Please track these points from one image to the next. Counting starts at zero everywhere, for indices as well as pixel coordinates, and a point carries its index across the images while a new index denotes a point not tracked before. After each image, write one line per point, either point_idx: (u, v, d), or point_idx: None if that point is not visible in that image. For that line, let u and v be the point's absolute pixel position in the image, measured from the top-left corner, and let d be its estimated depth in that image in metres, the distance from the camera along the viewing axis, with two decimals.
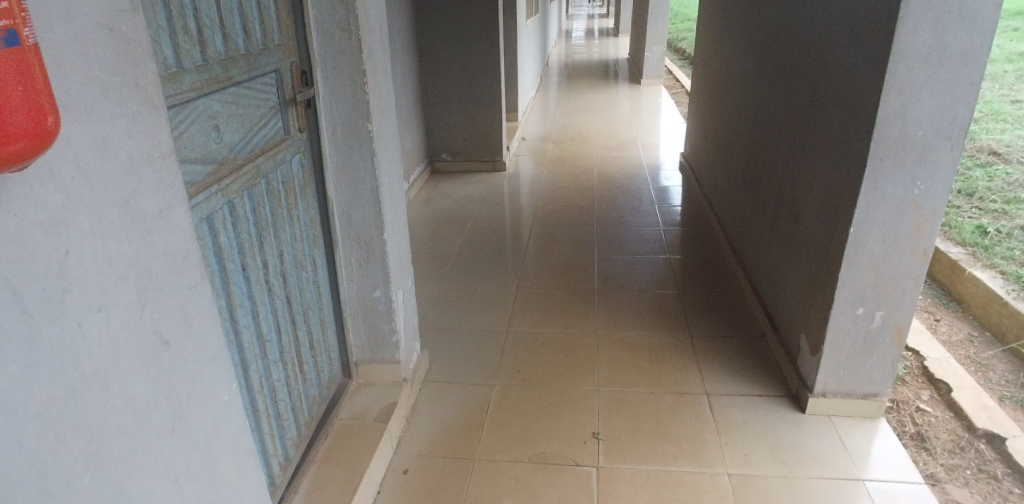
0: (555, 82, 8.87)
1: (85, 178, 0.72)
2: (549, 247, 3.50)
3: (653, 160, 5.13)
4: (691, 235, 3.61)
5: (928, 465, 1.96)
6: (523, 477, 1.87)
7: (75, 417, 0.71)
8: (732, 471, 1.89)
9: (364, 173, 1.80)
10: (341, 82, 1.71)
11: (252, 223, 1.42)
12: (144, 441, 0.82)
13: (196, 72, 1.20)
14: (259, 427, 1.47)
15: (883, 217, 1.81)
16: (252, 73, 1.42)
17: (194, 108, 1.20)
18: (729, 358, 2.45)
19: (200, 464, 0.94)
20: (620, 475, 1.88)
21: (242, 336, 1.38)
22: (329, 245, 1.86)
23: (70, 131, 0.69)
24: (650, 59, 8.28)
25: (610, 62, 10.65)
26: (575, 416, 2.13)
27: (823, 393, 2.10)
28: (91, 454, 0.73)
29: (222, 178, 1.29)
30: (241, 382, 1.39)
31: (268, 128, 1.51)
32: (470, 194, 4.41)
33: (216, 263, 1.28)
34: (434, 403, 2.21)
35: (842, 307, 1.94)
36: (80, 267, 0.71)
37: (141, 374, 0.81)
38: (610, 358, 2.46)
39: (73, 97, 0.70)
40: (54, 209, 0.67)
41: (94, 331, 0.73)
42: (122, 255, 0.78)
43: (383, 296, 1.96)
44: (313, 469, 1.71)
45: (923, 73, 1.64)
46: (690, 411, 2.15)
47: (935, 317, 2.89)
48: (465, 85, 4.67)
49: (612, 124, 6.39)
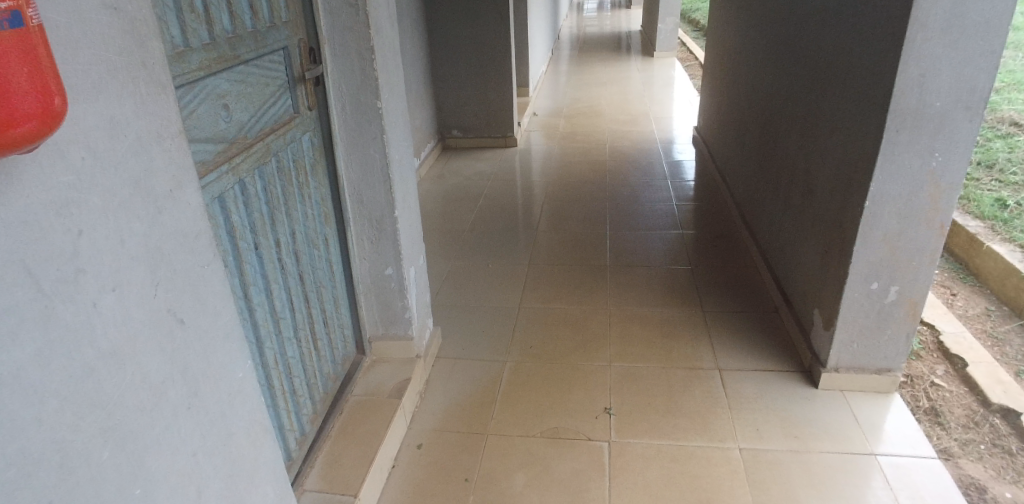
0: (566, 56, 8.74)
1: (94, 158, 0.72)
2: (561, 222, 3.49)
3: (666, 135, 5.06)
4: (704, 210, 3.57)
5: (941, 439, 1.96)
6: (534, 452, 1.89)
7: (93, 394, 0.72)
8: (743, 445, 1.90)
9: (374, 149, 1.79)
10: (349, 59, 1.70)
11: (263, 202, 1.42)
12: (161, 416, 0.84)
13: (203, 50, 1.19)
14: (275, 402, 1.49)
15: (900, 191, 1.78)
16: (260, 51, 1.41)
17: (203, 87, 1.20)
18: (741, 332, 2.44)
19: (215, 439, 0.96)
20: (630, 449, 1.89)
21: (256, 314, 1.39)
22: (340, 223, 1.87)
23: (78, 112, 0.69)
24: (663, 31, 8.13)
25: (622, 35, 10.45)
26: (585, 392, 2.14)
27: (836, 368, 2.09)
28: (109, 429, 0.75)
29: (233, 156, 1.29)
30: (257, 359, 1.41)
31: (277, 106, 1.50)
32: (480, 171, 4.38)
33: (229, 242, 1.29)
34: (447, 379, 2.23)
35: (855, 282, 1.93)
36: (92, 246, 0.72)
37: (157, 352, 0.83)
38: (621, 334, 2.46)
39: (79, 79, 0.69)
40: (64, 188, 0.68)
41: (109, 308, 0.74)
42: (134, 234, 0.78)
43: (396, 273, 1.97)
44: (328, 444, 1.74)
45: (942, 42, 1.59)
46: (701, 386, 2.15)
47: (951, 291, 2.85)
48: (475, 61, 4.62)
49: (624, 98, 6.30)
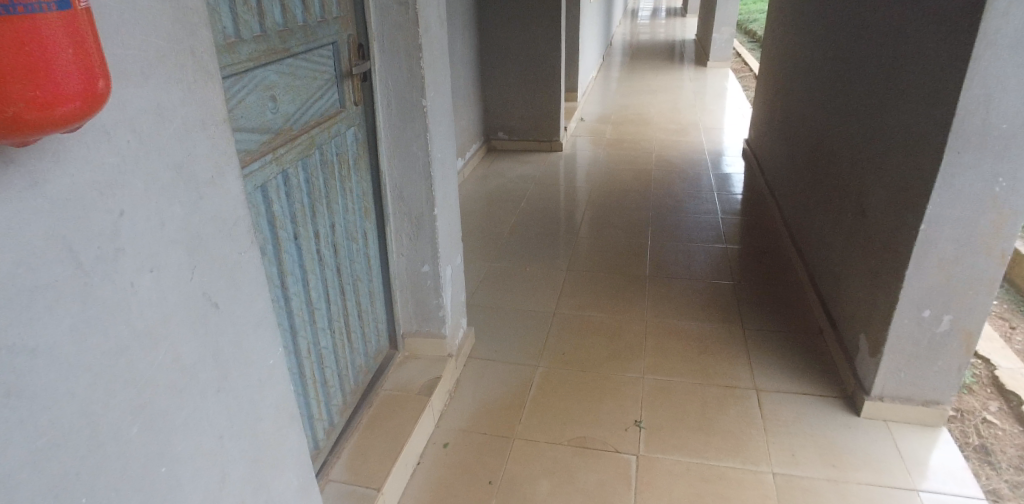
0: (619, 62, 8.66)
1: (139, 142, 0.74)
2: (602, 230, 3.45)
3: (714, 146, 4.94)
4: (750, 224, 3.48)
5: (990, 480, 1.84)
6: (560, 460, 1.87)
7: (125, 372, 0.74)
8: (777, 470, 1.83)
9: (417, 146, 1.81)
10: (397, 57, 1.72)
11: (305, 193, 1.45)
12: (190, 398, 0.86)
13: (254, 42, 1.22)
14: (305, 392, 1.51)
15: (959, 215, 1.68)
16: (309, 44, 1.44)
17: (252, 78, 1.23)
18: (782, 352, 2.36)
19: (242, 424, 0.98)
20: (659, 465, 1.85)
21: (292, 303, 1.42)
22: (380, 218, 1.89)
23: (125, 96, 0.71)
24: (718, 40, 7.97)
25: (677, 43, 10.28)
26: (617, 403, 2.11)
27: (880, 397, 2.00)
28: (139, 407, 0.77)
29: (277, 147, 1.32)
30: (290, 347, 1.43)
31: (324, 100, 1.53)
32: (524, 174, 4.38)
33: (270, 231, 1.31)
34: (477, 379, 2.23)
35: (906, 307, 1.83)
36: (132, 228, 0.74)
37: (190, 334, 0.85)
38: (656, 346, 2.41)
39: (129, 64, 0.72)
40: (109, 170, 0.70)
41: (146, 289, 0.76)
42: (173, 218, 0.80)
43: (431, 271, 1.98)
44: (355, 436, 1.76)
45: (1012, 60, 1.50)
46: (736, 405, 2.09)
47: (1010, 323, 2.69)
48: (524, 64, 4.62)
49: (674, 107, 6.21)
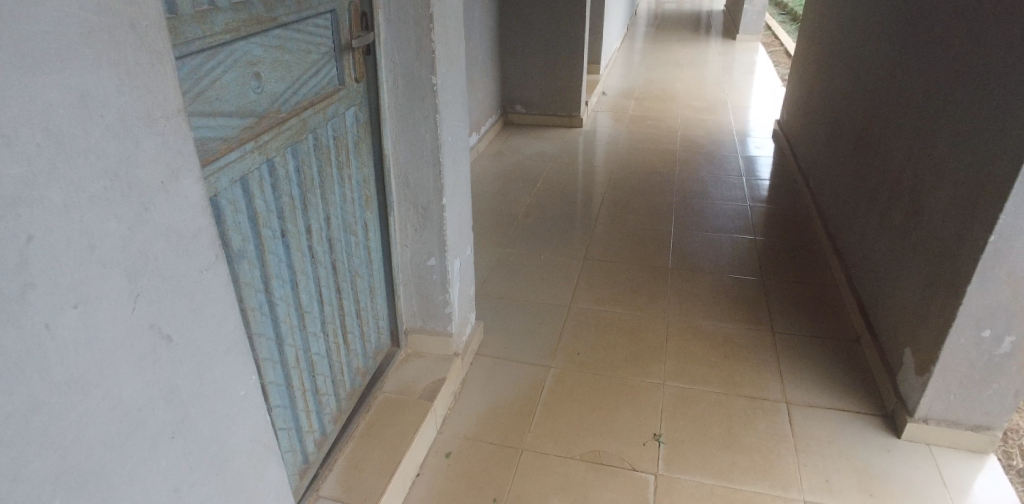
0: (643, 33, 8.30)
1: (57, 144, 0.57)
2: (623, 216, 3.26)
3: (743, 127, 4.69)
4: (782, 214, 3.27)
5: None
6: (572, 476, 1.72)
7: (41, 435, 0.59)
8: (808, 497, 1.67)
9: (426, 129, 1.63)
10: (405, 28, 1.53)
11: (295, 184, 1.27)
12: (134, 451, 0.71)
13: (233, 10, 1.04)
14: (293, 403, 1.36)
15: None
16: (302, 13, 1.25)
17: (230, 54, 1.05)
18: (815, 361, 2.19)
19: (206, 469, 0.83)
20: (680, 486, 1.70)
21: (278, 309, 1.26)
22: (383, 207, 1.72)
23: (33, 86, 0.55)
24: (749, 13, 7.60)
25: (703, 14, 9.87)
26: (635, 412, 1.95)
27: (924, 418, 1.83)
28: (63, 474, 0.62)
29: (261, 133, 1.14)
30: (276, 357, 1.28)
31: (319, 77, 1.34)
32: (541, 151, 4.18)
33: (251, 230, 1.15)
34: (485, 379, 2.09)
35: (964, 326, 1.64)
36: (47, 256, 0.57)
37: (135, 375, 0.69)
38: (679, 348, 2.25)
39: (36, 43, 0.54)
40: (13, 184, 0.54)
41: (70, 330, 0.61)
42: (109, 237, 0.64)
43: (439, 265, 1.82)
44: (349, 445, 1.62)
45: None
46: (765, 420, 1.93)
47: None
48: (545, 34, 4.37)
49: (700, 83, 5.92)
